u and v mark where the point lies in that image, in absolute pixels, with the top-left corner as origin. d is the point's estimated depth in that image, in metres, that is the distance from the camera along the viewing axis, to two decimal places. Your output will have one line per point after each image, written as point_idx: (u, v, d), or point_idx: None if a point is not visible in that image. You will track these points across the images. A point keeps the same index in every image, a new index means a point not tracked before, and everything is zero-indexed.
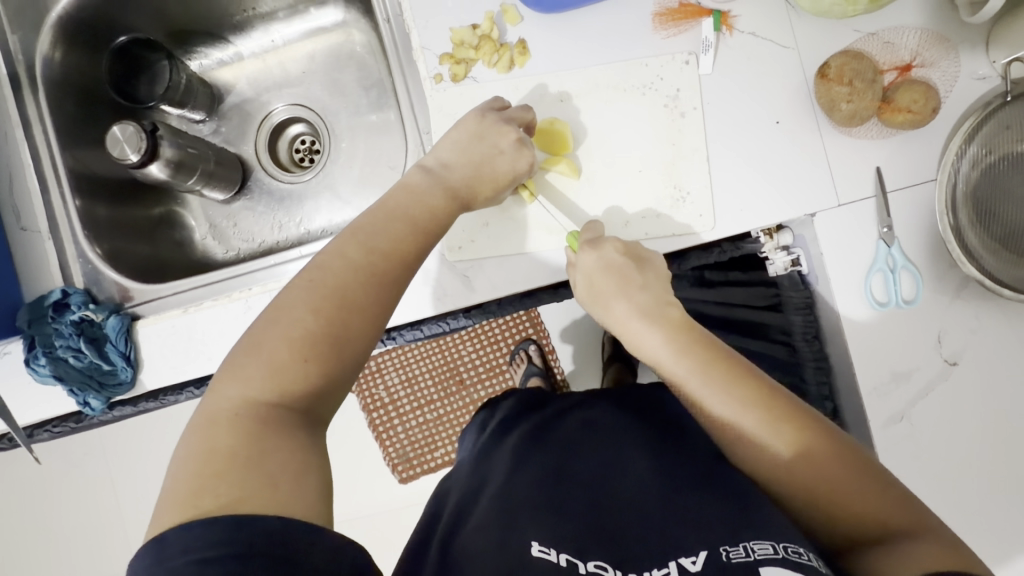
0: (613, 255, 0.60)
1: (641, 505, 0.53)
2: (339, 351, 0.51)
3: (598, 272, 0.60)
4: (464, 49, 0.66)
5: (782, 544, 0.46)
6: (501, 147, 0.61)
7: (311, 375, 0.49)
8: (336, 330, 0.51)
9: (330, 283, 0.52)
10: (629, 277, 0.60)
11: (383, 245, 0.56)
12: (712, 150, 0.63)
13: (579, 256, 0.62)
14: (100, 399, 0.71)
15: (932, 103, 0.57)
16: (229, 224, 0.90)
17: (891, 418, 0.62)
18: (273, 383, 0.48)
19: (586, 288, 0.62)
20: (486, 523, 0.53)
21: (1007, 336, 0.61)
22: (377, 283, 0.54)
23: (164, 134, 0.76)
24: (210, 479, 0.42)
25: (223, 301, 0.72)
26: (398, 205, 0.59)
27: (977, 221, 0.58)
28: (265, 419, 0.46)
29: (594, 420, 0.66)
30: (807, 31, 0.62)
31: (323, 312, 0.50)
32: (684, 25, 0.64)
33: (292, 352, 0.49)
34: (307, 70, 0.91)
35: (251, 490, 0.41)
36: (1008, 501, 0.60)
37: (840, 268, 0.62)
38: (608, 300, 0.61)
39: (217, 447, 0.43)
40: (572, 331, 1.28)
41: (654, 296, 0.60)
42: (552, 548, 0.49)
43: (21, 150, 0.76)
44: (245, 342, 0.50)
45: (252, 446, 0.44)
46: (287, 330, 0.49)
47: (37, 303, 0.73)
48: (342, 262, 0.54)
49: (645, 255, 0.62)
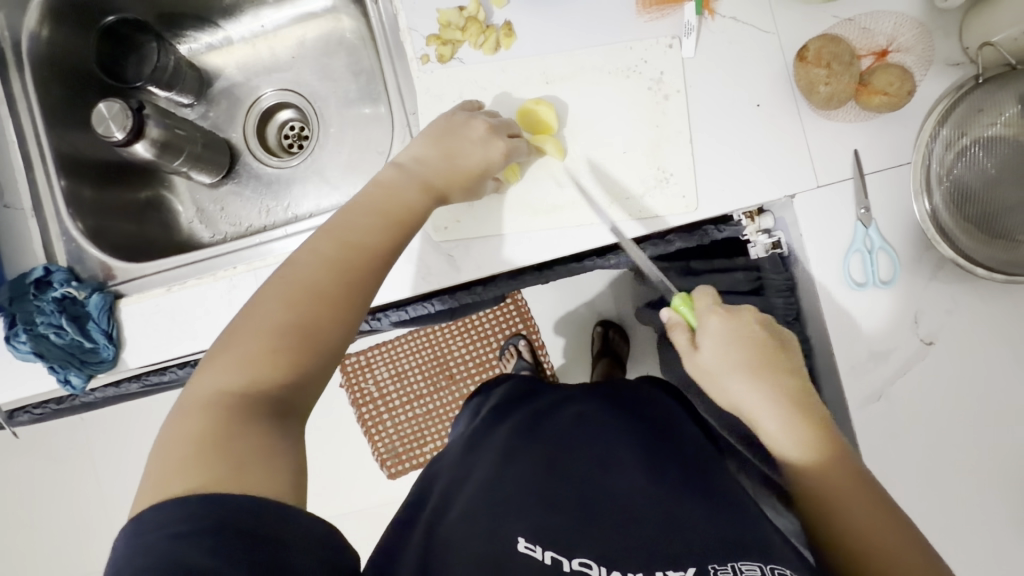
0: (752, 328, 0.60)
1: (630, 507, 0.53)
2: (316, 340, 0.50)
3: (729, 341, 0.60)
4: (451, 30, 0.67)
5: (769, 565, 0.47)
6: (472, 139, 0.62)
7: (288, 363, 0.48)
8: (313, 321, 0.50)
9: (303, 278, 0.51)
10: (774, 357, 0.59)
11: (348, 236, 0.55)
12: (695, 131, 0.64)
13: (705, 322, 0.61)
14: (81, 376, 0.71)
15: (907, 86, 0.59)
16: (216, 207, 0.90)
17: (869, 397, 0.63)
18: (251, 370, 0.47)
19: (709, 358, 0.60)
20: (471, 515, 0.52)
21: (983, 316, 0.62)
22: (353, 276, 0.53)
23: (152, 113, 0.76)
24: (196, 458, 0.41)
25: (209, 279, 0.72)
26: (370, 202, 0.58)
27: (954, 203, 0.59)
28: (243, 406, 0.45)
29: (586, 415, 0.67)
30: (787, 17, 0.64)
31: (299, 305, 0.50)
32: (667, 9, 0.65)
33: (268, 338, 0.48)
34: (296, 56, 0.92)
35: (226, 473, 0.41)
36: (986, 479, 0.61)
37: (820, 249, 0.63)
38: (732, 371, 0.59)
39: (191, 433, 0.43)
40: (565, 323, 1.32)
41: (796, 382, 0.58)
42: (537, 545, 0.49)
43: (6, 128, 0.76)
44: (223, 336, 0.50)
45: (227, 431, 0.43)
46: (263, 320, 0.49)
47: (19, 281, 0.72)
48: (312, 257, 0.53)
49: (785, 334, 0.61)
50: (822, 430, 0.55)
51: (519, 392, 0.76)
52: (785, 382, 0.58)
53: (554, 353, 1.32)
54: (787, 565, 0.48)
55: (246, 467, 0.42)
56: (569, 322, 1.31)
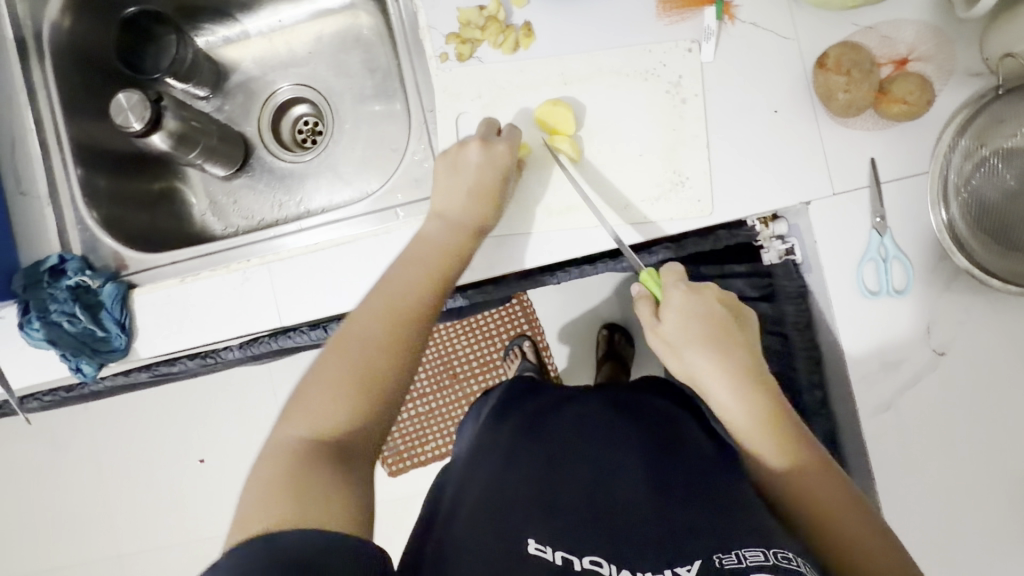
0: (711, 305, 0.58)
1: (636, 507, 0.53)
2: (374, 388, 0.52)
3: (693, 316, 0.58)
4: (470, 29, 0.68)
5: (772, 549, 0.46)
6: (474, 160, 0.62)
7: (352, 414, 0.50)
8: (369, 373, 0.52)
9: (358, 332, 0.54)
10: (728, 331, 0.58)
11: (393, 287, 0.57)
12: (712, 136, 0.64)
13: (669, 296, 0.59)
14: (93, 365, 0.71)
15: (927, 95, 0.59)
16: (228, 200, 0.90)
17: (879, 406, 0.63)
18: (320, 422, 0.49)
19: (670, 329, 0.59)
20: (477, 518, 0.53)
21: (997, 328, 0.62)
22: (403, 324, 0.55)
23: (169, 105, 0.76)
24: (271, 502, 0.44)
25: (222, 271, 0.72)
26: (413, 252, 0.60)
27: (970, 214, 0.59)
28: (314, 454, 0.47)
29: (588, 414, 0.67)
30: (807, 24, 0.64)
31: (355, 357, 0.52)
32: (687, 13, 0.65)
33: (331, 392, 0.50)
34: (313, 51, 0.92)
35: (296, 514, 0.43)
36: (995, 492, 0.61)
37: (835, 256, 0.63)
38: (692, 345, 0.57)
39: (268, 485, 0.45)
40: (569, 331, 1.29)
41: (748, 356, 0.57)
42: (548, 547, 0.49)
43: (24, 116, 0.77)
44: (292, 398, 0.52)
45: (296, 477, 0.45)
46: (324, 377, 0.51)
47: (33, 268, 0.73)
48: (368, 313, 0.55)
49: (743, 312, 0.60)
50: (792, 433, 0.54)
51: (522, 392, 0.76)
52: (740, 357, 0.57)
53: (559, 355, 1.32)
54: (789, 548, 0.47)
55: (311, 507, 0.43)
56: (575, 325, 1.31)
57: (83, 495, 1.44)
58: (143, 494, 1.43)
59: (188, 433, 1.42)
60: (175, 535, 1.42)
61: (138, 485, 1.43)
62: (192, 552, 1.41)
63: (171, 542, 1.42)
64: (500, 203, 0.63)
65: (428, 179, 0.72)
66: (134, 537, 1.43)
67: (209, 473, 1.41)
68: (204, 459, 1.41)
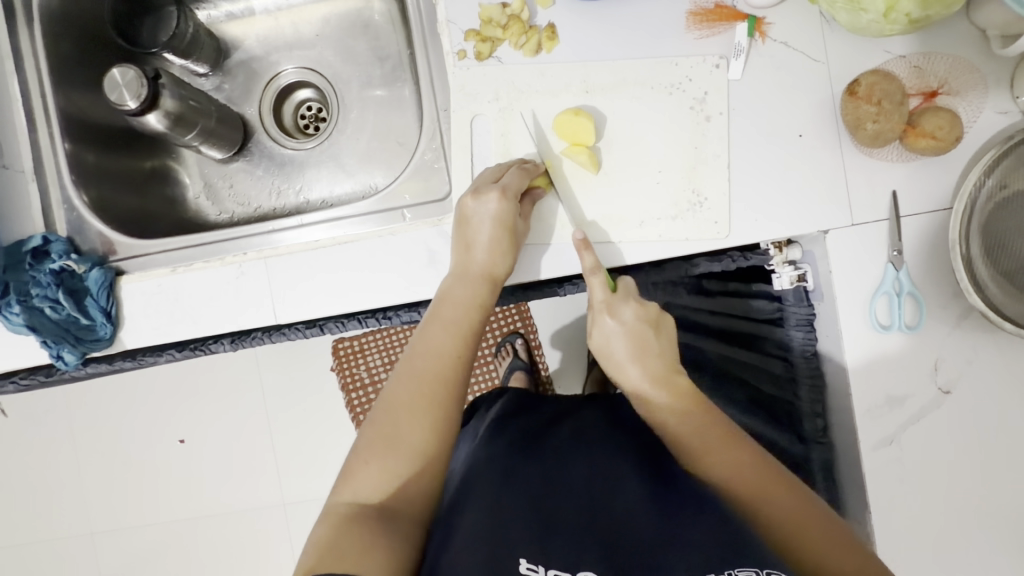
0: (634, 321, 0.61)
1: (631, 529, 0.51)
2: (413, 450, 0.53)
3: (617, 337, 0.61)
4: (492, 27, 0.65)
5: (765, 569, 0.43)
6: (477, 211, 0.60)
7: (396, 477, 0.52)
8: (408, 436, 0.53)
9: (394, 397, 0.55)
10: (647, 343, 0.61)
11: (420, 347, 0.58)
12: (734, 157, 0.63)
13: (601, 319, 0.62)
14: (75, 353, 0.68)
15: (956, 131, 0.57)
16: (224, 184, 0.87)
17: (882, 440, 0.63)
18: (369, 487, 0.51)
19: (600, 347, 0.63)
20: (474, 535, 0.51)
21: (1005, 371, 0.61)
22: (434, 385, 0.56)
23: (167, 83, 0.72)
24: (326, 551, 0.46)
25: (216, 263, 0.69)
26: (442, 310, 0.60)
27: (988, 254, 0.58)
28: (362, 516, 0.49)
29: (584, 429, 0.68)
30: (839, 46, 0.62)
31: (393, 420, 0.54)
32: (718, 27, 0.63)
33: (376, 456, 0.52)
34: (321, 34, 0.88)
35: (350, 561, 0.45)
36: (990, 531, 0.61)
37: (846, 287, 0.62)
38: (618, 366, 0.61)
39: (329, 538, 0.47)
40: (563, 337, 1.31)
41: (666, 364, 0.61)
42: (541, 566, 0.48)
43: (11, 85, 0.73)
44: (350, 456, 0.54)
45: (344, 538, 0.47)
46: (370, 441, 0.53)
47: (14, 248, 0.69)
48: (408, 373, 0.57)
49: (663, 321, 0.63)
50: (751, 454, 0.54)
51: (515, 406, 0.76)
52: (659, 368, 0.60)
53: (551, 355, 1.31)
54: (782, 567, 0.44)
55: (362, 558, 0.45)
56: (570, 327, 1.30)
57: (56, 470, 1.41)
58: (119, 472, 1.40)
59: (169, 414, 1.38)
60: (152, 516, 1.39)
61: (114, 463, 1.40)
62: (168, 533, 1.39)
63: (148, 522, 1.40)
64: (510, 251, 0.61)
65: (436, 180, 0.70)
66: (108, 514, 1.40)
67: (189, 455, 1.39)
68: (184, 441, 1.38)
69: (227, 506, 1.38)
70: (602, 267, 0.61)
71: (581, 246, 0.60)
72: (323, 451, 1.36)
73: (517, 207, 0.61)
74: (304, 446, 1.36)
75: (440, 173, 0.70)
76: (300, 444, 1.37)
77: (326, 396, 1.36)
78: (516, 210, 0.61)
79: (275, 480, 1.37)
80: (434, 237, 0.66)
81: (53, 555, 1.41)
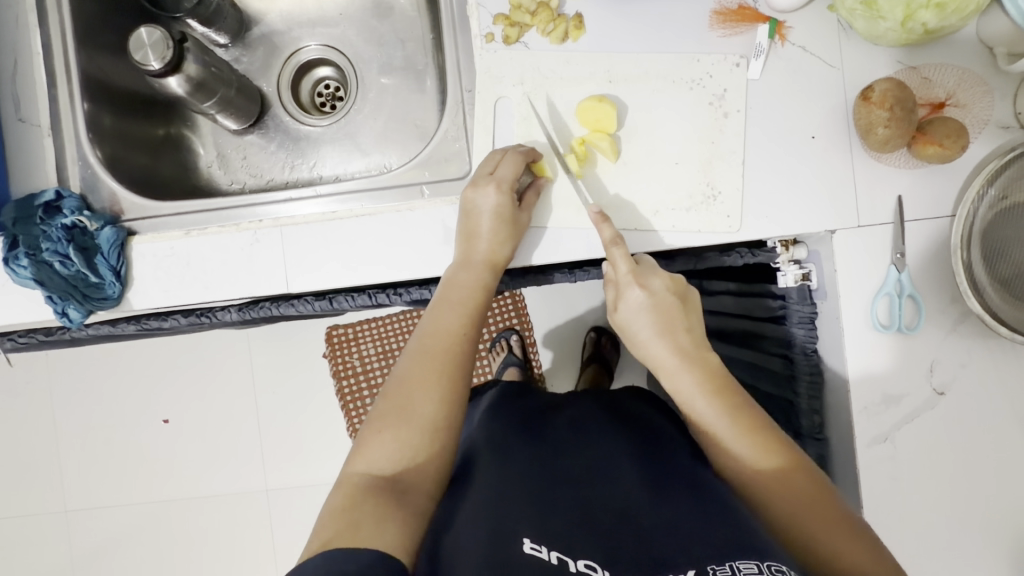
0: (662, 294, 0.61)
1: (633, 512, 0.51)
2: (424, 422, 0.53)
3: (643, 309, 0.61)
4: (521, 13, 0.66)
5: (766, 563, 0.43)
6: (478, 202, 0.62)
7: (407, 450, 0.52)
8: (417, 409, 0.54)
9: (404, 374, 0.56)
10: (674, 317, 0.60)
11: (429, 328, 0.59)
12: (748, 154, 0.65)
13: (628, 292, 0.61)
14: (81, 311, 0.67)
15: (963, 140, 0.59)
16: (237, 155, 0.87)
17: (876, 437, 0.65)
18: (383, 459, 0.52)
19: (626, 322, 0.62)
20: (476, 520, 0.51)
21: (996, 376, 0.63)
22: (444, 364, 0.57)
23: (192, 48, 0.72)
24: (340, 520, 0.46)
25: (231, 229, 0.69)
26: (449, 293, 0.61)
27: (986, 259, 0.61)
28: (376, 488, 0.49)
29: (582, 419, 0.68)
30: (854, 54, 0.64)
31: (405, 395, 0.55)
32: (740, 28, 0.65)
33: (388, 428, 0.53)
34: (344, 13, 0.89)
35: (364, 532, 0.45)
36: (974, 530, 0.63)
37: (851, 286, 0.64)
38: (646, 340, 0.61)
39: (343, 508, 0.47)
40: (555, 335, 1.32)
41: (692, 341, 0.60)
42: (543, 546, 0.47)
43: (33, 38, 0.72)
44: (361, 432, 0.54)
45: (359, 509, 0.47)
46: (380, 415, 0.54)
47: (26, 201, 0.69)
48: (417, 352, 0.58)
49: (688, 294, 0.63)
50: (762, 434, 0.54)
51: (514, 391, 0.76)
52: (689, 343, 0.60)
53: (545, 352, 1.32)
54: (785, 562, 0.44)
55: (375, 526, 0.45)
56: (568, 323, 1.32)
57: (34, 444, 1.38)
58: (97, 449, 1.37)
59: (157, 392, 1.36)
60: (129, 496, 1.37)
61: (95, 439, 1.37)
62: (143, 514, 1.37)
63: (124, 502, 1.37)
64: (511, 240, 0.62)
65: (455, 162, 0.70)
66: (83, 493, 1.37)
67: (172, 435, 1.36)
68: (168, 420, 1.36)
69: (207, 489, 1.36)
70: (621, 238, 0.61)
71: (599, 219, 0.61)
72: (310, 437, 1.35)
73: (514, 199, 0.62)
74: (291, 431, 1.35)
75: (460, 154, 0.70)
76: (287, 429, 1.35)
77: (318, 381, 1.35)
78: (514, 199, 0.62)
79: (259, 464, 1.36)
80: (451, 215, 0.67)
81: (22, 532, 1.38)
